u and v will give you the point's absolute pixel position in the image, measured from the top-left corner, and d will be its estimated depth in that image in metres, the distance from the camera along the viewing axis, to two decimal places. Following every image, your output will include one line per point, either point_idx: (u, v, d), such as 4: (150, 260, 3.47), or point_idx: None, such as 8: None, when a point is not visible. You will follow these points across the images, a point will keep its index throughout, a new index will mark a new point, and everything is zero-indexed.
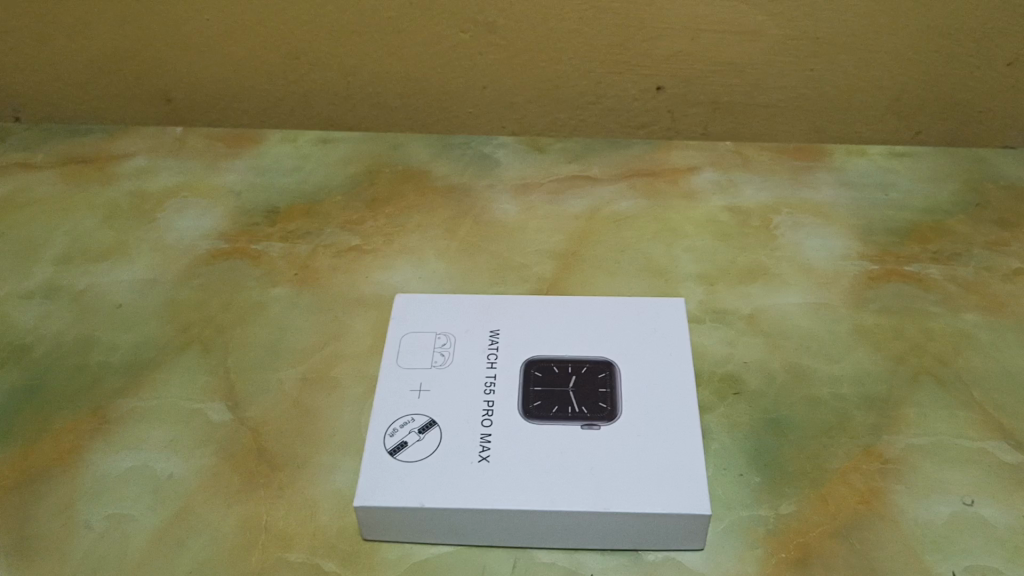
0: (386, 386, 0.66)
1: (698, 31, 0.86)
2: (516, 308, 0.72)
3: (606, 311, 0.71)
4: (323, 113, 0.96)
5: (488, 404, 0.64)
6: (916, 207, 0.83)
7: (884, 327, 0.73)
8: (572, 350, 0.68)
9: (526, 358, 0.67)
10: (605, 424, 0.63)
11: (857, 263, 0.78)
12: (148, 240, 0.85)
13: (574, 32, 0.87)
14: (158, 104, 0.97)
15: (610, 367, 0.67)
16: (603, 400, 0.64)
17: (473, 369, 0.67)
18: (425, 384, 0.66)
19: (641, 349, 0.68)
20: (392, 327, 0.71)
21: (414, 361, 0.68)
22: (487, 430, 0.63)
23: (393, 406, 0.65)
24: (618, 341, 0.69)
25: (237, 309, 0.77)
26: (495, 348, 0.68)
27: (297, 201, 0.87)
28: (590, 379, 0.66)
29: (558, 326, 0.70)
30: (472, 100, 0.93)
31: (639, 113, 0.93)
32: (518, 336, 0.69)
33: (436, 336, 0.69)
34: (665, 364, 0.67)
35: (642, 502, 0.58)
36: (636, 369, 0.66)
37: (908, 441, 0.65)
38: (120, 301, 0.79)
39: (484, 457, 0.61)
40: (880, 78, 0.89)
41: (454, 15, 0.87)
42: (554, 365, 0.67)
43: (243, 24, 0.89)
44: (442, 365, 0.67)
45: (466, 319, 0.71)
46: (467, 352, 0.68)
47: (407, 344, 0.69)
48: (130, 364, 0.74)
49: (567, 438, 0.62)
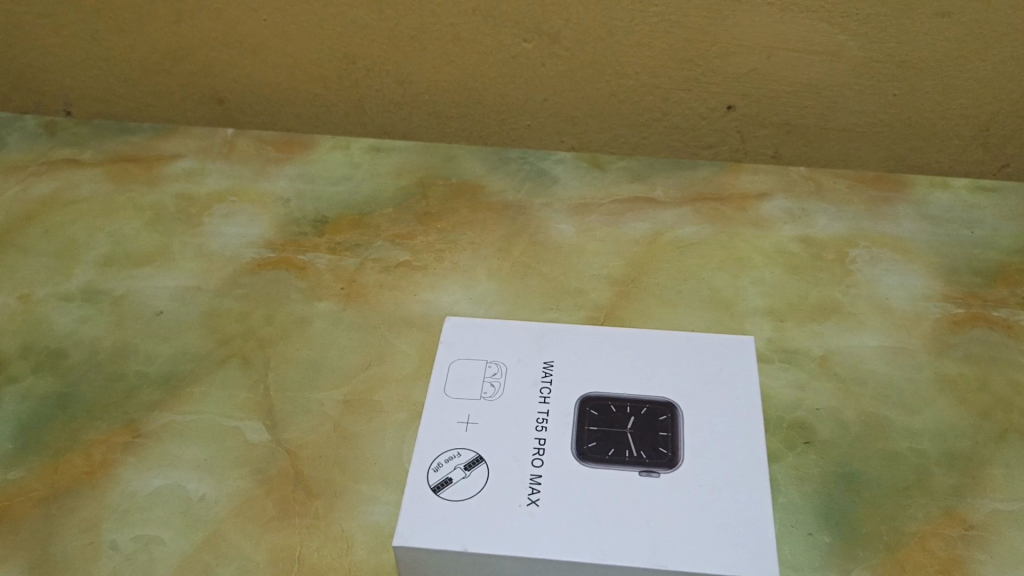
0: (432, 417, 0.63)
1: (774, 49, 0.82)
2: (571, 338, 0.68)
3: (669, 346, 0.67)
4: (375, 120, 0.93)
5: (539, 442, 0.61)
6: (1003, 247, 0.78)
7: (969, 377, 0.67)
8: (630, 388, 0.64)
9: (581, 395, 0.64)
10: (665, 472, 0.59)
11: (938, 305, 0.73)
12: (191, 246, 0.82)
13: (642, 46, 0.83)
14: (209, 105, 0.95)
15: (672, 409, 0.63)
16: (663, 445, 0.60)
17: (525, 404, 0.63)
18: (473, 417, 0.63)
19: (706, 392, 0.64)
20: (441, 353, 0.67)
21: (463, 391, 0.64)
22: (538, 471, 0.59)
23: (438, 438, 0.61)
24: (680, 380, 0.64)
25: (280, 323, 0.74)
26: (548, 382, 0.65)
27: (347, 211, 0.84)
28: (650, 422, 0.62)
29: (617, 360, 0.66)
30: (531, 112, 0.89)
31: (705, 132, 0.88)
32: (574, 370, 0.65)
33: (487, 365, 0.66)
34: (731, 410, 0.63)
35: (702, 562, 0.54)
36: (701, 413, 0.62)
37: (993, 505, 0.60)
38: (160, 308, 0.77)
39: (533, 500, 0.58)
40: (967, 107, 0.83)
41: (517, 24, 0.83)
42: (611, 404, 0.63)
43: (301, 27, 0.87)
44: (492, 396, 0.64)
45: (519, 348, 0.67)
46: (519, 383, 0.65)
47: (455, 371, 0.66)
48: (167, 376, 0.71)
49: (623, 485, 0.58)
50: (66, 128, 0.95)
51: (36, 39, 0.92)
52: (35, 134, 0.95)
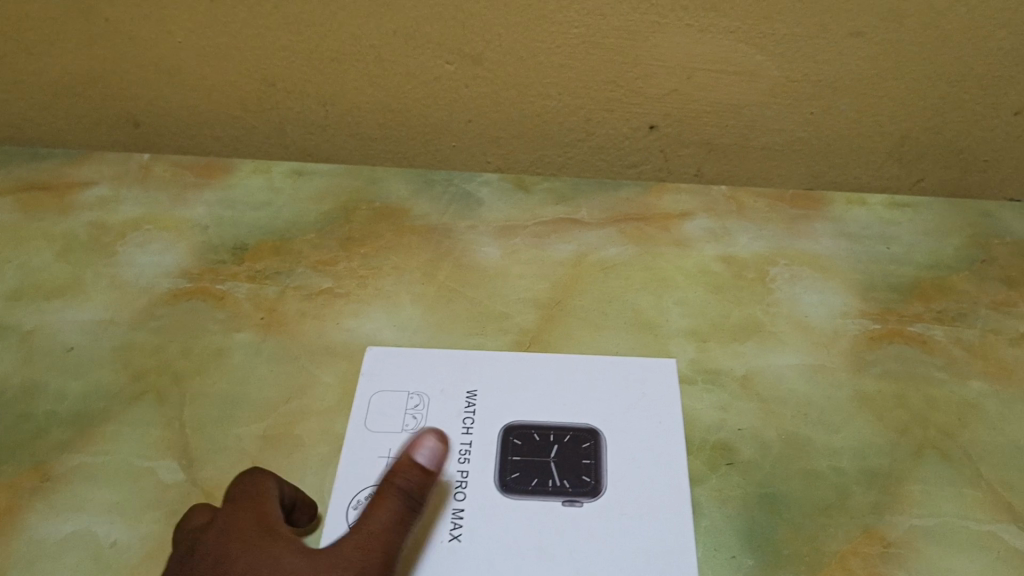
0: (353, 453, 0.64)
1: (694, 70, 0.82)
2: (494, 367, 0.70)
3: (591, 372, 0.69)
4: (298, 142, 0.92)
5: (462, 476, 0.62)
6: (918, 263, 0.79)
7: (886, 394, 0.68)
8: (553, 416, 0.66)
9: (504, 424, 0.65)
10: (589, 501, 0.60)
11: (856, 322, 0.74)
12: (105, 277, 0.80)
13: (564, 67, 0.83)
14: (125, 128, 0.93)
15: (594, 436, 0.64)
16: (586, 474, 0.62)
17: (448, 437, 0.65)
18: (394, 453, 0.64)
19: (628, 420, 0.66)
20: (362, 385, 0.69)
21: (385, 425, 0.66)
22: (460, 505, 0.60)
23: (363, 475, 0.63)
24: (601, 407, 0.66)
25: (197, 356, 0.72)
26: (471, 411, 0.66)
27: (267, 237, 0.83)
28: (573, 451, 0.63)
29: (540, 389, 0.68)
30: (455, 133, 0.89)
31: (629, 151, 0.89)
32: (496, 399, 0.67)
33: (409, 397, 0.68)
34: (653, 438, 0.64)
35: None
36: (622, 440, 0.64)
37: (910, 522, 0.60)
38: (71, 343, 0.74)
39: (456, 536, 0.58)
40: (882, 124, 0.84)
41: (438, 46, 0.82)
42: (534, 433, 0.64)
43: (218, 48, 0.85)
44: (415, 428, 0.66)
45: (442, 379, 0.69)
46: (441, 413, 0.66)
47: (376, 404, 0.67)
48: (77, 415, 0.68)
49: (546, 515, 0.59)
50: None
51: None
52: None
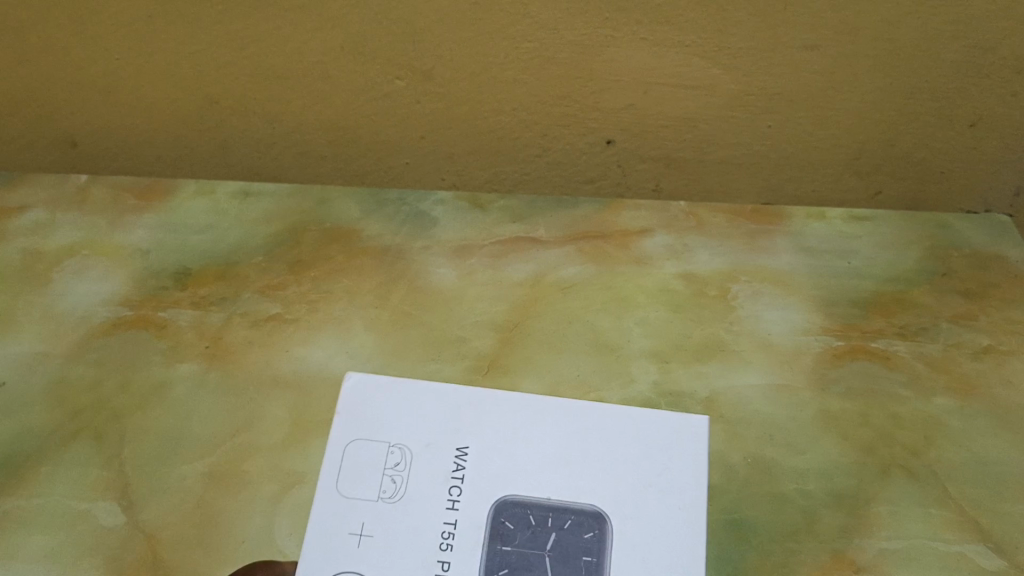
0: (325, 518, 0.61)
1: (649, 85, 0.80)
2: (489, 423, 0.66)
3: (597, 429, 0.65)
4: (244, 161, 0.89)
5: (442, 565, 0.59)
6: (878, 276, 0.78)
7: (851, 413, 0.67)
8: (553, 492, 0.62)
9: (496, 500, 0.62)
10: None
11: (819, 339, 0.73)
12: (39, 307, 0.76)
13: (517, 82, 0.80)
14: (62, 148, 0.90)
15: (597, 524, 0.61)
16: (581, 574, 0.59)
17: (431, 513, 0.61)
18: (367, 528, 0.61)
19: (636, 504, 0.62)
20: (336, 430, 0.66)
21: (361, 488, 0.63)
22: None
23: (328, 552, 0.60)
24: (601, 478, 0.63)
25: (137, 390, 0.69)
26: (458, 480, 0.63)
27: (212, 262, 0.79)
28: (572, 541, 0.60)
29: (541, 456, 0.64)
30: (408, 150, 0.87)
31: (586, 166, 0.87)
32: (484, 464, 0.64)
33: (389, 453, 0.64)
34: (666, 531, 0.60)
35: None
36: (628, 529, 0.60)
37: (879, 545, 0.59)
38: (3, 379, 0.70)
39: None
40: (839, 137, 0.83)
41: (387, 62, 0.79)
42: (530, 514, 0.61)
43: (157, 65, 0.82)
44: (394, 496, 0.62)
45: (429, 433, 0.65)
46: (423, 478, 0.63)
47: (352, 457, 0.64)
48: (10, 457, 0.65)
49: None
50: None
51: None
52: None
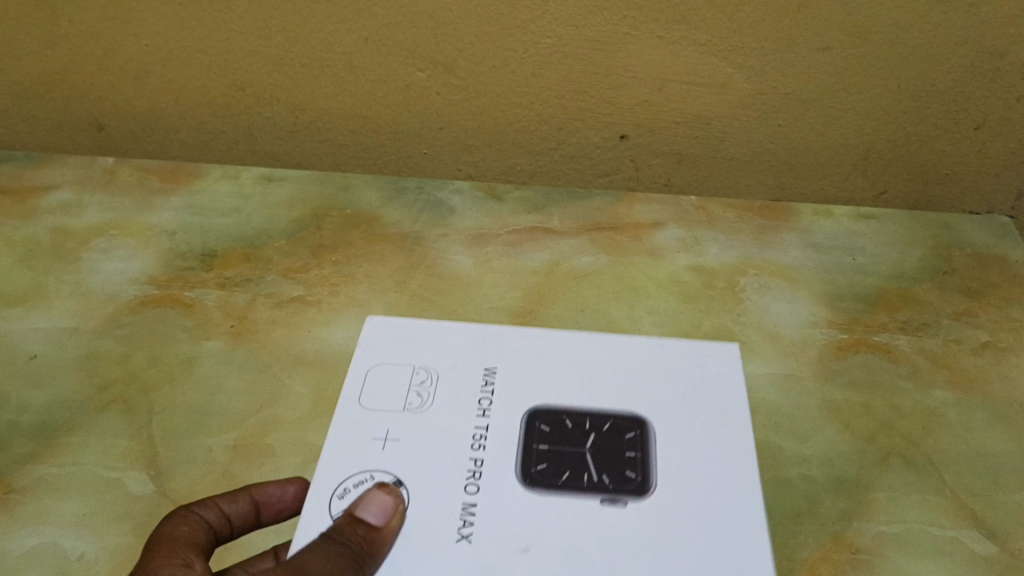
0: (351, 429, 0.60)
1: (664, 82, 0.82)
2: (512, 348, 0.66)
3: (621, 360, 0.65)
4: (267, 148, 0.91)
5: (475, 463, 0.58)
6: (882, 273, 0.81)
7: (853, 403, 0.70)
8: (591, 403, 0.62)
9: (527, 409, 0.61)
10: (632, 500, 0.55)
11: (824, 331, 0.75)
12: (68, 283, 0.79)
13: (535, 76, 0.82)
14: (88, 131, 0.92)
15: (640, 425, 0.60)
16: (630, 469, 0.57)
17: (461, 420, 0.61)
18: (391, 434, 0.59)
19: (671, 401, 0.62)
20: (359, 355, 0.65)
21: (387, 401, 0.62)
22: (471, 499, 0.56)
23: (352, 456, 0.58)
24: (637, 391, 0.62)
25: (165, 365, 0.71)
26: (487, 392, 0.63)
27: (236, 244, 0.83)
28: (615, 440, 0.59)
29: (576, 376, 0.64)
30: (426, 141, 0.89)
31: (600, 160, 0.89)
32: (514, 380, 0.63)
33: (415, 373, 0.64)
34: (713, 428, 0.60)
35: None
36: (672, 427, 0.60)
37: (878, 529, 0.62)
38: (34, 352, 0.73)
39: (465, 537, 0.53)
40: (847, 137, 0.85)
41: (411, 54, 0.82)
42: (565, 418, 0.61)
43: (186, 52, 0.84)
44: (419, 408, 0.61)
45: (454, 356, 0.65)
46: (448, 393, 0.62)
47: (377, 376, 0.64)
48: (41, 426, 0.67)
49: (579, 516, 0.54)
50: None
51: None
52: None
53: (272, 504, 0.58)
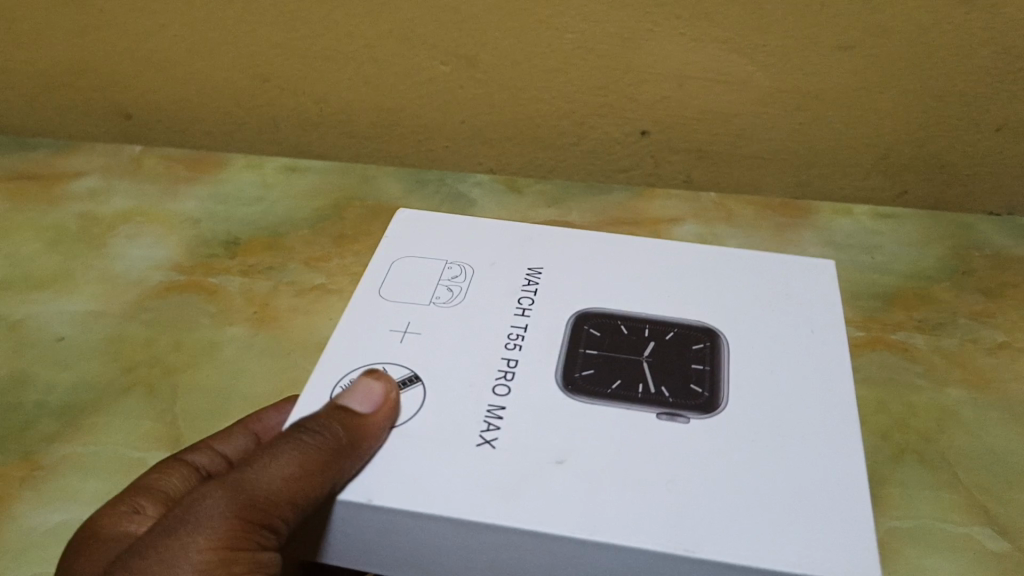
0: (367, 319, 0.57)
1: (685, 78, 0.82)
2: (561, 251, 0.62)
3: (690, 276, 0.60)
4: (290, 139, 0.93)
5: (507, 364, 0.53)
6: (900, 272, 0.82)
7: (869, 399, 0.70)
8: (648, 309, 0.58)
9: (579, 311, 0.57)
10: (695, 417, 0.50)
11: (842, 328, 0.76)
12: (94, 268, 0.81)
13: (557, 71, 0.83)
14: (116, 119, 0.94)
15: (711, 337, 0.55)
16: (697, 385, 0.52)
17: (498, 318, 0.56)
18: (411, 326, 0.56)
19: (743, 313, 0.57)
20: (388, 248, 0.63)
21: (415, 292, 0.59)
22: (499, 402, 0.51)
23: (370, 347, 0.54)
24: (712, 304, 0.58)
25: (188, 348, 0.73)
26: (529, 292, 0.59)
27: (259, 232, 0.85)
28: (681, 352, 0.55)
29: (644, 283, 0.60)
30: (448, 133, 0.89)
31: (619, 156, 0.89)
32: (559, 279, 0.60)
33: (448, 269, 0.61)
34: (800, 344, 0.55)
35: (737, 546, 0.44)
36: (743, 343, 0.55)
37: (890, 524, 0.62)
38: (60, 334, 0.75)
39: (487, 442, 0.48)
40: (867, 137, 0.85)
41: (434, 47, 0.82)
42: (621, 326, 0.57)
43: (213, 43, 0.85)
44: (448, 302, 0.58)
45: (494, 255, 0.62)
46: (483, 289, 0.59)
47: (407, 270, 0.61)
48: (67, 406, 0.68)
49: (631, 431, 0.49)
50: None
51: None
52: None
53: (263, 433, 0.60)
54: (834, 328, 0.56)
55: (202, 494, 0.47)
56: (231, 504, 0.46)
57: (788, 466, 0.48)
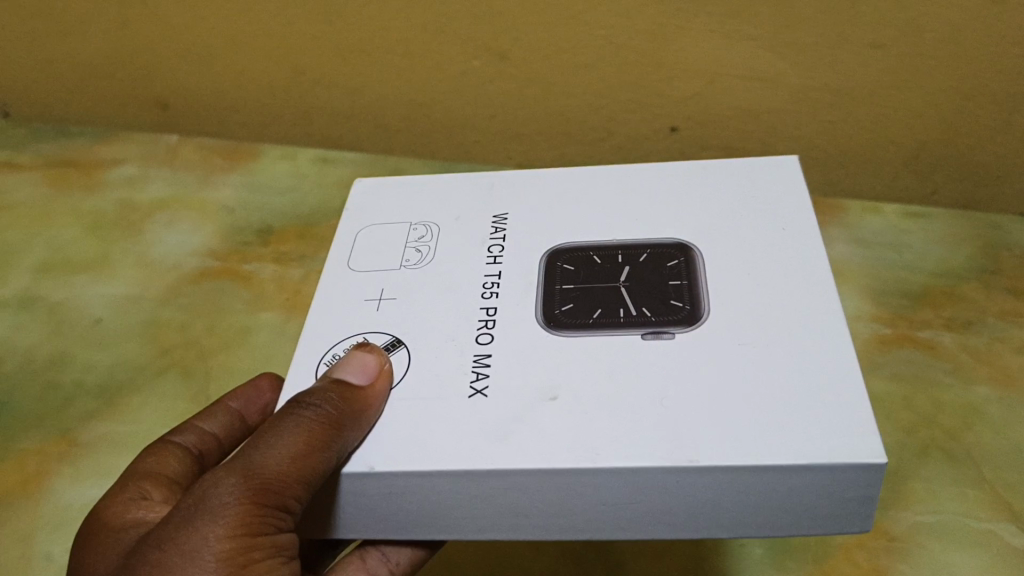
0: (341, 293, 0.54)
1: (715, 75, 0.83)
2: (524, 190, 0.60)
3: (656, 193, 0.58)
4: (324, 132, 0.94)
5: (488, 314, 0.50)
6: (929, 270, 0.82)
7: (894, 395, 0.71)
8: (615, 232, 0.55)
9: (549, 249, 0.55)
10: (682, 331, 0.47)
11: (869, 325, 0.77)
12: (132, 253, 0.84)
13: (588, 66, 0.84)
14: (153, 110, 0.96)
15: (683, 252, 0.53)
16: (677, 299, 0.50)
17: (470, 270, 0.54)
18: (388, 292, 0.54)
19: (721, 224, 0.54)
20: (350, 219, 0.61)
21: (385, 260, 0.56)
22: (484, 351, 0.48)
23: (345, 321, 0.52)
24: (686, 219, 0.55)
25: (222, 332, 0.74)
26: (499, 238, 0.56)
27: (292, 222, 0.86)
28: (658, 271, 0.53)
29: (619, 214, 0.57)
30: (479, 128, 0.91)
31: (648, 151, 0.90)
32: (530, 219, 0.57)
33: (415, 231, 0.58)
34: (776, 243, 0.52)
35: (746, 441, 0.41)
36: (720, 251, 0.52)
37: (914, 519, 0.62)
38: (98, 317, 0.77)
39: (480, 391, 0.46)
40: (897, 136, 0.85)
41: (467, 42, 0.83)
42: (592, 254, 0.55)
43: (249, 35, 0.87)
44: (417, 264, 0.55)
45: (458, 208, 0.59)
46: (454, 243, 0.56)
47: (374, 238, 0.59)
48: (104, 386, 0.70)
49: (615, 352, 0.47)
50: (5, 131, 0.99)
51: None
52: None
53: (247, 410, 0.60)
54: (803, 218, 0.53)
55: (210, 482, 0.42)
56: (239, 488, 0.41)
57: (787, 365, 0.44)
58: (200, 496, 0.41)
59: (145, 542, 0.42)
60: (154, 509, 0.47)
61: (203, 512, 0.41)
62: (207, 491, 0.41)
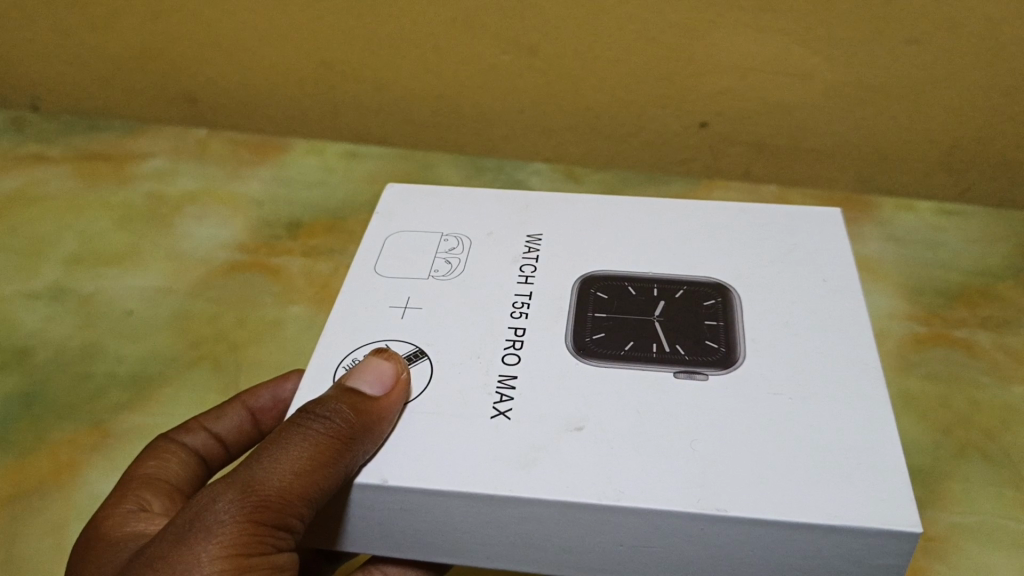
0: (365, 298, 0.54)
1: (748, 70, 0.82)
2: (559, 213, 0.60)
3: (692, 233, 0.57)
4: (351, 126, 0.94)
5: (515, 334, 0.50)
6: (964, 268, 0.81)
7: (930, 394, 0.69)
8: (655, 266, 0.55)
9: (583, 274, 0.55)
10: (716, 373, 0.47)
11: (903, 324, 0.76)
12: (162, 246, 0.84)
13: (618, 62, 0.83)
14: (182, 104, 0.96)
15: (720, 292, 0.53)
16: (713, 339, 0.50)
17: (500, 286, 0.54)
18: (413, 301, 0.53)
19: (759, 271, 0.54)
20: (379, 222, 0.61)
21: (414, 267, 0.56)
22: (510, 371, 0.48)
23: (369, 326, 0.52)
24: (724, 262, 0.55)
25: (252, 326, 0.74)
26: (531, 259, 0.56)
27: (321, 216, 0.86)
28: (696, 313, 0.53)
29: (652, 249, 0.57)
30: (508, 123, 0.90)
31: (679, 146, 0.89)
32: (564, 244, 0.57)
33: (446, 242, 0.58)
34: (814, 299, 0.51)
35: (775, 497, 0.41)
36: (756, 298, 0.52)
37: (952, 519, 0.61)
38: (130, 308, 0.77)
39: (505, 414, 0.45)
40: (931, 133, 0.84)
41: (496, 36, 0.83)
42: (628, 285, 0.55)
43: (279, 29, 0.87)
44: (448, 275, 0.55)
45: (490, 223, 0.59)
46: (484, 259, 0.56)
47: (404, 244, 0.58)
48: (136, 377, 0.70)
49: (652, 388, 0.46)
50: (35, 124, 1.00)
51: (10, 34, 0.93)
52: (16, 133, 0.99)
53: (261, 410, 0.60)
54: (844, 273, 0.53)
55: (208, 497, 0.41)
56: (237, 506, 0.41)
57: (821, 420, 0.44)
58: (196, 512, 0.41)
59: (139, 558, 0.41)
60: (153, 520, 0.47)
61: (198, 528, 0.40)
62: (203, 507, 0.41)
